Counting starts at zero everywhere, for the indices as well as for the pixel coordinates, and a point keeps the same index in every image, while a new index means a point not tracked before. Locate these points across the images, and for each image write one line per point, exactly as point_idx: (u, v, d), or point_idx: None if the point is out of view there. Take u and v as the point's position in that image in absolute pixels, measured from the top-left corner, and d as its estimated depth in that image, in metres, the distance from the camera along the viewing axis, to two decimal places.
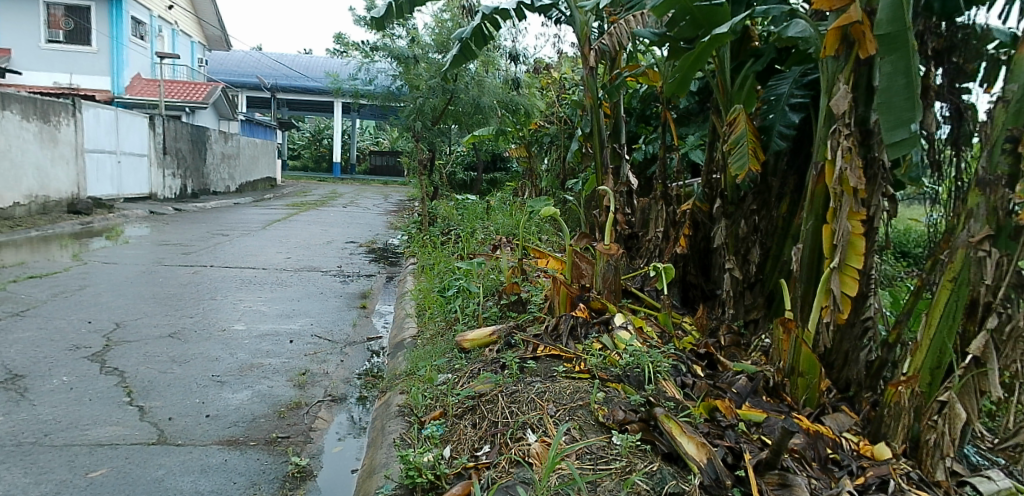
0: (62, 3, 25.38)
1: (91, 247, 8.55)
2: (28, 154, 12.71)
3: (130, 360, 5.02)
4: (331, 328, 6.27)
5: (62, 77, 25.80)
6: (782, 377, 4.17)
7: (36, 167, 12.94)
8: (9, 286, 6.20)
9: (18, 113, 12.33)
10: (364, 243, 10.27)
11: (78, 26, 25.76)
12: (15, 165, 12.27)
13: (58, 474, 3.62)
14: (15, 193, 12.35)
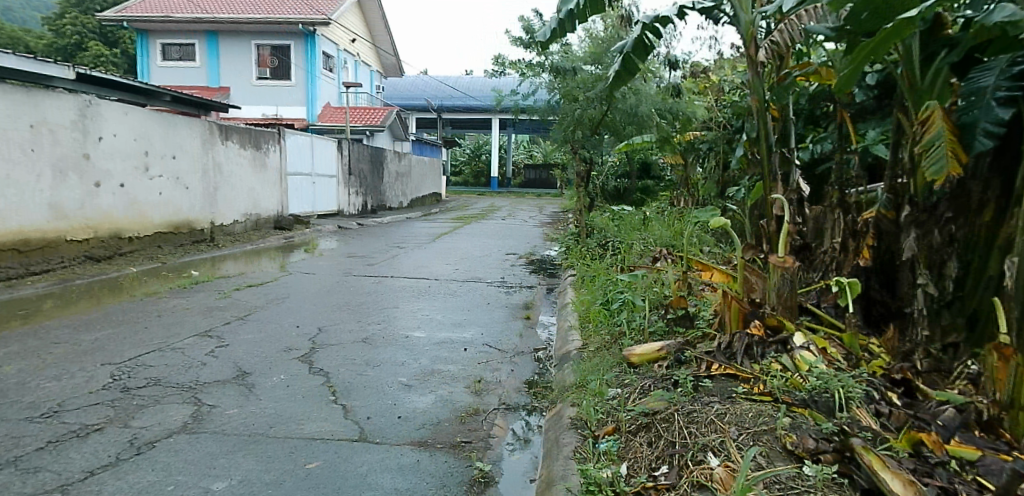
0: (269, 44, 28.78)
1: (293, 259, 9.66)
2: (244, 178, 14.59)
3: (332, 362, 5.56)
4: (500, 337, 6.50)
5: (269, 109, 29.27)
6: (999, 411, 3.48)
7: (249, 189, 14.83)
8: (234, 293, 7.16)
9: (237, 143, 14.21)
10: (523, 255, 10.58)
11: (281, 63, 29.07)
12: (234, 187, 14.14)
13: (283, 464, 4.07)
14: (235, 213, 14.29)
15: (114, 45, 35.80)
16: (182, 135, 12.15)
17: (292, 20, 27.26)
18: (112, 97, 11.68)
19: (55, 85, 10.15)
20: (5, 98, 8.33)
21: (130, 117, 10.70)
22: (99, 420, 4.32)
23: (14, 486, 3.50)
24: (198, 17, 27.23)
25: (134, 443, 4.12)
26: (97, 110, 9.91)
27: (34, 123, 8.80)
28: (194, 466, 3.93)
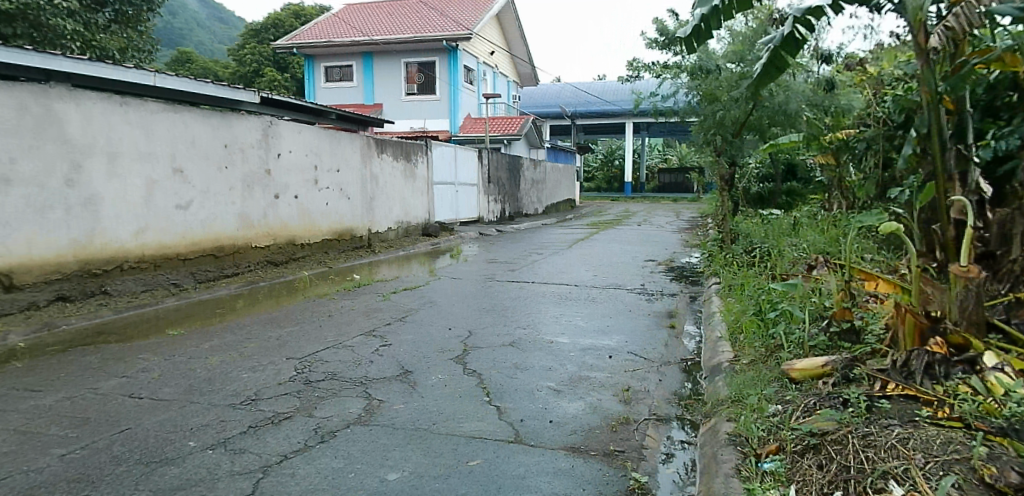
0: (417, 61, 29.43)
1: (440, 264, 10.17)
2: (398, 188, 14.81)
3: (484, 364, 5.75)
4: (645, 345, 6.38)
5: (416, 122, 30.09)
6: None
7: (402, 199, 15.05)
8: (392, 296, 7.66)
9: (392, 154, 14.43)
10: (663, 262, 10.35)
11: (427, 78, 29.69)
12: (390, 197, 14.39)
13: (447, 460, 4.24)
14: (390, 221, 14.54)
15: (282, 68, 36.70)
16: (347, 148, 12.47)
17: (439, 38, 27.79)
18: (286, 117, 12.23)
19: (244, 108, 10.67)
20: (206, 122, 9.01)
21: (303, 135, 11.10)
22: (288, 409, 4.78)
23: (225, 464, 3.97)
24: (356, 41, 28.46)
25: (318, 432, 4.51)
26: (277, 129, 10.38)
27: (228, 143, 9.41)
28: (369, 457, 4.21)
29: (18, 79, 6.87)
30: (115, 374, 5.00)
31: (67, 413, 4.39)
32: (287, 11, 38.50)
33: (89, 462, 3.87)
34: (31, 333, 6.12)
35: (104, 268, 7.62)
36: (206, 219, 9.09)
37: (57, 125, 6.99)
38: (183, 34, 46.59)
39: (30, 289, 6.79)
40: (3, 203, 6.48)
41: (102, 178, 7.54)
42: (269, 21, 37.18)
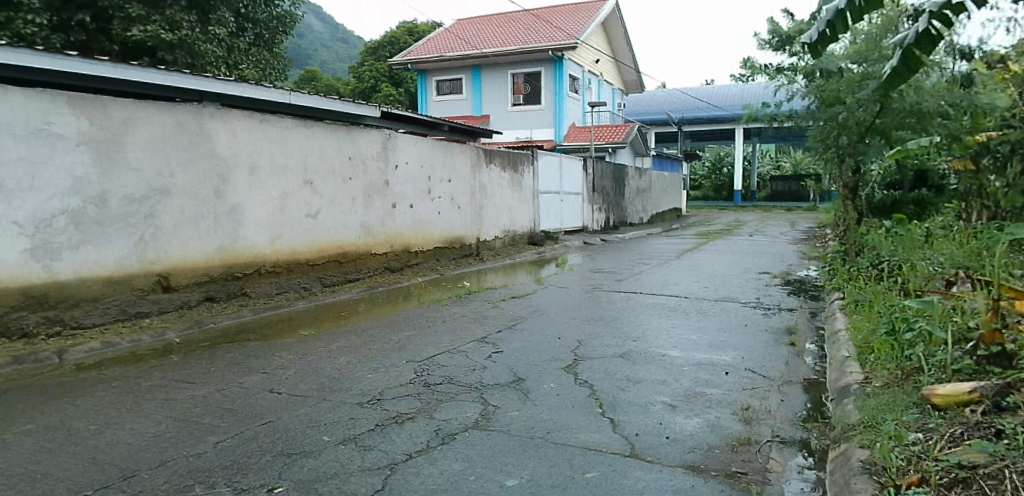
0: (523, 71, 27.70)
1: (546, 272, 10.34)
2: (507, 197, 14.60)
3: (596, 375, 5.71)
4: (763, 363, 6.10)
5: (523, 133, 28.33)
6: None
7: (511, 207, 14.83)
8: (501, 303, 7.82)
9: (500, 164, 14.25)
10: (779, 275, 9.88)
11: (535, 88, 27.88)
12: (499, 206, 14.20)
13: (565, 470, 4.20)
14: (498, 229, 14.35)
15: (398, 85, 35.27)
16: (459, 158, 12.41)
17: (544, 44, 24.94)
18: (403, 129, 11.04)
19: (365, 122, 10.05)
20: (332, 135, 9.10)
21: (416, 147, 10.92)
22: (411, 409, 4.98)
23: (356, 460, 4.18)
24: (464, 54, 27.16)
25: (438, 433, 4.66)
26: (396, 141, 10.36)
27: (351, 156, 9.47)
28: (489, 463, 4.27)
29: (175, 101, 7.39)
30: (257, 370, 5.40)
31: (218, 404, 4.80)
32: (401, 29, 36.92)
33: (238, 449, 4.21)
34: (184, 330, 6.62)
35: (242, 272, 7.86)
36: (330, 227, 9.18)
37: (207, 141, 7.33)
38: (318, 52, 45.84)
39: (182, 289, 7.16)
40: (161, 211, 6.84)
41: (242, 188, 7.83)
42: (383, 41, 36.30)
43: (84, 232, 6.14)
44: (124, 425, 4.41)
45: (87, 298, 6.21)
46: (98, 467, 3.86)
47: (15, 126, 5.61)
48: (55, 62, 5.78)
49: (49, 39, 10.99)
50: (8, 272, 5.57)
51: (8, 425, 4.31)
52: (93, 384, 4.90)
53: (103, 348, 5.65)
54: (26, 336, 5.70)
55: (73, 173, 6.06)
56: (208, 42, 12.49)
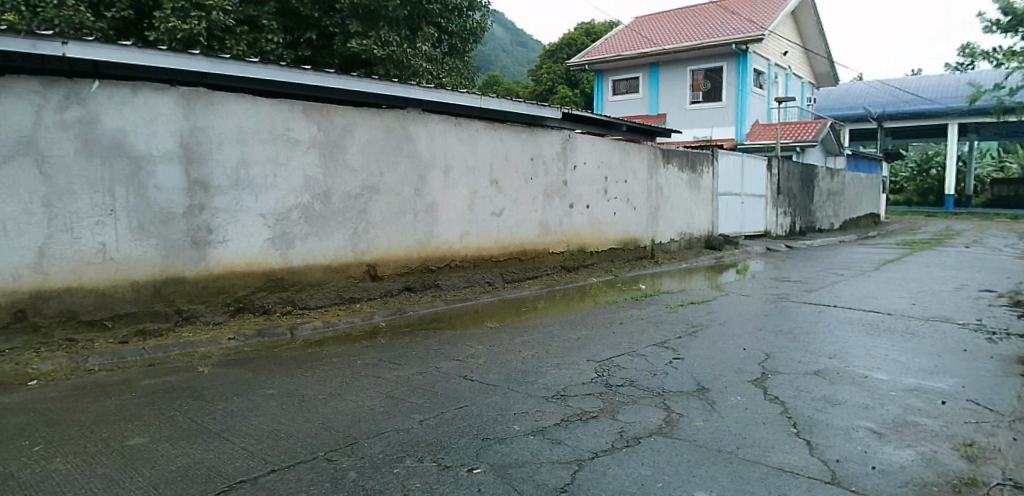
0: (707, 67, 22.18)
1: (726, 278, 9.81)
2: (706, 188, 13.02)
3: (786, 393, 5.32)
4: (993, 395, 5.27)
5: (701, 130, 22.69)
6: None
7: (711, 198, 13.23)
8: (679, 308, 7.70)
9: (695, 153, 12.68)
10: (1006, 294, 8.57)
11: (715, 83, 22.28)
12: (699, 199, 12.72)
13: (756, 489, 3.74)
14: (700, 224, 12.91)
15: (574, 86, 32.85)
16: (652, 150, 11.08)
17: (728, 41, 20.81)
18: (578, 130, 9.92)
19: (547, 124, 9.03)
20: (517, 136, 8.35)
21: (598, 147, 9.78)
22: (594, 408, 5.01)
23: (546, 453, 4.23)
24: (640, 53, 22.48)
25: (625, 435, 4.55)
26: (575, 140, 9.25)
27: (535, 156, 8.66)
28: (673, 471, 3.99)
29: (382, 107, 6.93)
30: (452, 357, 5.77)
31: (420, 385, 5.20)
32: (579, 31, 33.71)
33: (441, 428, 4.53)
34: (389, 315, 6.60)
35: (438, 265, 7.54)
36: (523, 225, 8.57)
37: (412, 144, 7.09)
38: (497, 58, 47.03)
39: (387, 279, 7.00)
40: (372, 207, 6.76)
41: (440, 186, 7.46)
42: (561, 42, 33.50)
43: (314, 224, 6.29)
44: (346, 398, 4.90)
45: (310, 282, 6.33)
46: (327, 431, 4.34)
47: (261, 131, 5.87)
48: (286, 76, 5.90)
49: (283, 55, 9.91)
50: (256, 256, 5.91)
51: (255, 389, 4.84)
52: (317, 358, 5.47)
53: (325, 326, 6.06)
54: (266, 312, 5.98)
55: (305, 172, 6.20)
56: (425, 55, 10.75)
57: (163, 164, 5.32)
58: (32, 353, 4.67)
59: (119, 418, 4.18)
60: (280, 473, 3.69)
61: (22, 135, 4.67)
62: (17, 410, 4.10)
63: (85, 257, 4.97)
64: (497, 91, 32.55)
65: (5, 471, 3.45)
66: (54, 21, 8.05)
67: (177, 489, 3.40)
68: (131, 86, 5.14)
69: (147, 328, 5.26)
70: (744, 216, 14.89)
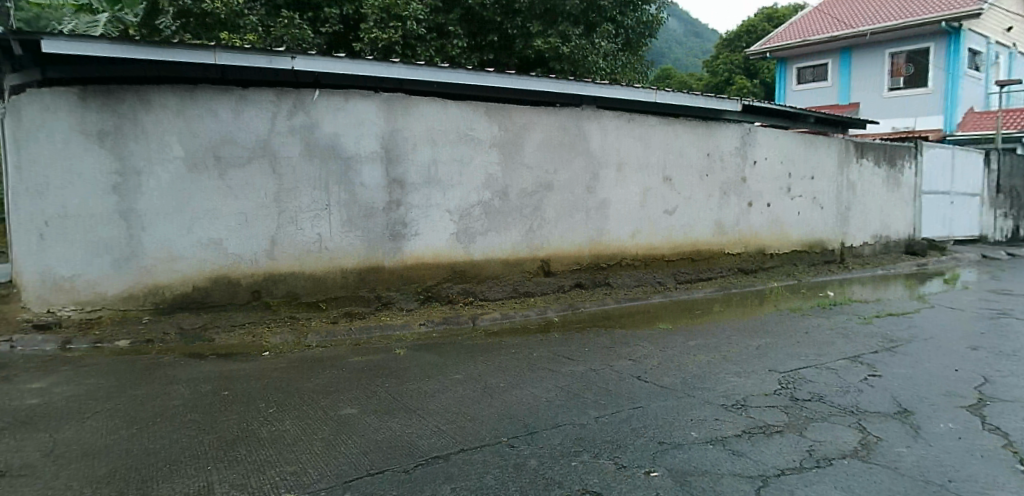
0: (908, 49, 19.67)
1: (930, 289, 8.67)
2: (908, 186, 11.64)
3: (1012, 423, 4.41)
4: None
5: (901, 120, 20.16)
6: None
7: (913, 195, 11.79)
8: (874, 320, 7.00)
9: (898, 147, 11.36)
10: None
11: (919, 66, 19.65)
12: (899, 198, 11.41)
13: None
14: (899, 227, 11.56)
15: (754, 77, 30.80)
16: (843, 144, 10.12)
17: (932, 18, 18.38)
18: (760, 123, 9.28)
19: (726, 117, 8.56)
20: (692, 131, 8.07)
21: (781, 140, 9.14)
22: (779, 423, 4.50)
23: (725, 464, 3.80)
24: (828, 37, 20.60)
25: (812, 455, 3.93)
26: (755, 135, 8.75)
27: (711, 151, 8.32)
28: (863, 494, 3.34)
29: (556, 105, 7.03)
30: (624, 355, 5.76)
31: (595, 382, 5.21)
32: (760, 16, 31.67)
33: (616, 425, 4.42)
34: (562, 310, 6.71)
35: (608, 263, 7.54)
36: (694, 225, 8.28)
37: (586, 141, 7.18)
38: (671, 49, 46.14)
39: (559, 275, 7.15)
40: (546, 204, 6.95)
41: (612, 183, 7.47)
42: (740, 30, 31.57)
43: (493, 220, 6.62)
44: (524, 387, 5.07)
45: (489, 275, 6.67)
46: (507, 418, 4.50)
47: (449, 132, 6.26)
48: (473, 79, 6.17)
49: (468, 59, 10.29)
50: (442, 249, 6.35)
51: (445, 373, 5.19)
52: (497, 347, 5.71)
53: (503, 317, 6.33)
54: (450, 301, 6.38)
55: (486, 170, 6.53)
56: (603, 51, 10.66)
57: (368, 163, 5.88)
58: (265, 326, 5.46)
59: (334, 389, 4.73)
60: (468, 452, 3.89)
61: (262, 140, 5.45)
62: (257, 374, 4.80)
63: (304, 246, 5.68)
64: (668, 84, 31.59)
65: (252, 426, 4.09)
66: (283, 38, 9.05)
67: (381, 458, 3.74)
68: (343, 94, 5.75)
69: (352, 311, 5.87)
70: (954, 220, 13.11)
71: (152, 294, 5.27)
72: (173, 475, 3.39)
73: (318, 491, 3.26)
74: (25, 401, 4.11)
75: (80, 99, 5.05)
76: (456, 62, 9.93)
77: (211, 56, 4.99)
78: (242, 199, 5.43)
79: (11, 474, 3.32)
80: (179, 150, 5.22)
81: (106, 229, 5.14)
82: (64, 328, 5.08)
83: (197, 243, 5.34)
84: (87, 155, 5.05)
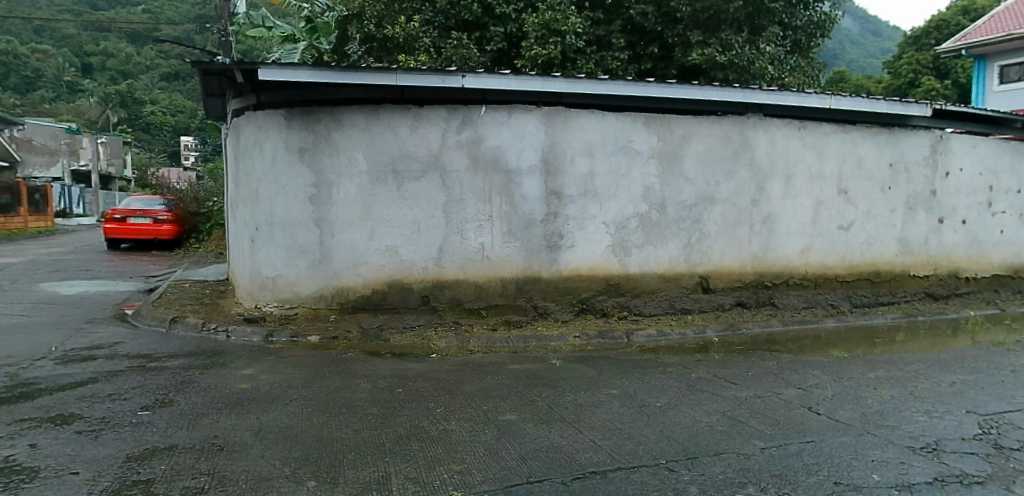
0: None
1: None
2: None
3: None
4: None
5: None
6: None
7: None
8: None
9: None
10: None
11: None
12: None
13: None
14: None
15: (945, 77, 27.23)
16: None
17: None
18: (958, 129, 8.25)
19: (913, 123, 7.72)
20: (872, 139, 7.49)
21: (981, 148, 8.10)
22: (982, 474, 3.67)
23: None
24: None
25: None
26: (948, 143, 7.87)
27: (893, 161, 7.64)
28: None
29: (718, 113, 6.87)
30: (791, 384, 5.28)
31: (760, 410, 4.73)
32: (954, 10, 28.16)
33: (787, 461, 3.85)
34: (722, 330, 6.47)
35: (774, 282, 7.22)
36: (872, 245, 7.64)
37: (751, 151, 7.00)
38: (846, 52, 42.39)
39: (718, 293, 6.97)
40: (707, 218, 6.87)
41: (780, 195, 7.19)
42: (929, 25, 28.39)
43: (650, 233, 6.67)
44: (685, 408, 4.73)
45: (646, 290, 6.69)
46: (666, 439, 4.16)
47: (606, 144, 6.43)
48: (632, 90, 6.24)
49: (627, 70, 10.24)
50: (599, 261, 6.51)
51: (601, 387, 5.07)
52: (654, 365, 5.54)
53: (658, 335, 6.20)
54: (605, 315, 6.46)
55: (644, 182, 6.61)
56: (769, 55, 10.07)
57: (530, 175, 6.24)
58: (433, 328, 5.91)
59: (496, 395, 4.82)
60: (627, 472, 3.63)
61: (434, 154, 6.00)
62: (425, 374, 5.09)
63: (469, 255, 6.13)
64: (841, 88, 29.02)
65: (422, 423, 4.28)
66: (451, 58, 9.59)
67: (540, 468, 3.65)
68: (508, 109, 6.13)
69: (510, 319, 6.16)
70: None
71: (338, 295, 5.98)
72: (356, 462, 3.65)
73: (484, 493, 3.29)
74: (237, 385, 4.72)
75: (287, 119, 5.85)
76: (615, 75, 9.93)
77: (393, 78, 5.58)
78: (415, 210, 6.01)
79: (228, 449, 3.75)
80: (363, 165, 5.88)
81: (303, 235, 5.91)
82: (268, 322, 5.93)
83: (377, 249, 5.97)
84: (292, 172, 5.83)
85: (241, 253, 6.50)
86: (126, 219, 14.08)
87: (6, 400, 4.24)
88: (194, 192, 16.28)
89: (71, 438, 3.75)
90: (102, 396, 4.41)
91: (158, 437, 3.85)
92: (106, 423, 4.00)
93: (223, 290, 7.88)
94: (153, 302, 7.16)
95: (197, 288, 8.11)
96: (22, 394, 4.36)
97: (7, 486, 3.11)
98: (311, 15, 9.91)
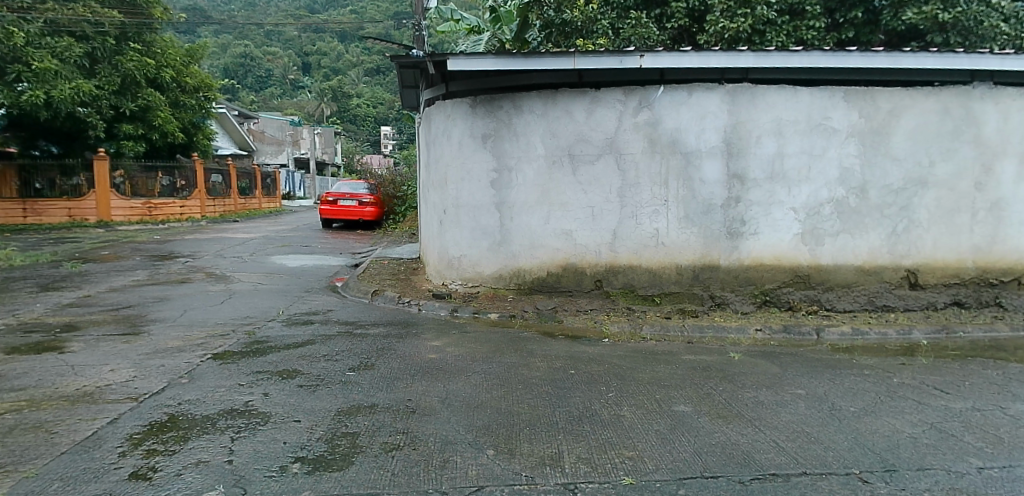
0: None
1: None
2: None
3: None
4: None
5: None
6: None
7: None
8: None
9: None
10: None
11: None
12: None
13: None
14: None
15: None
16: None
17: None
18: None
19: None
20: None
21: None
22: None
23: None
24: None
25: None
26: None
27: None
28: None
29: (935, 84, 6.08)
30: (1018, 398, 4.29)
31: (979, 425, 3.82)
32: None
33: (1016, 486, 3.02)
34: (932, 333, 5.81)
35: (1002, 279, 6.31)
36: None
37: (976, 127, 6.11)
38: None
39: (929, 290, 6.26)
40: (919, 204, 6.17)
41: (1014, 179, 6.21)
42: None
43: (848, 220, 6.18)
44: (885, 416, 3.97)
45: (841, 283, 6.24)
46: (860, 448, 3.47)
47: (799, 122, 6.07)
48: (830, 61, 5.74)
49: (825, 40, 9.30)
50: (785, 251, 6.22)
51: (784, 386, 4.56)
52: (848, 366, 5.00)
53: (854, 334, 5.75)
54: (791, 308, 6.20)
55: (842, 163, 6.12)
56: (1003, 11, 8.77)
57: (709, 158, 6.16)
58: (606, 312, 6.24)
59: (669, 384, 4.57)
60: (814, 478, 3.10)
61: (610, 137, 6.26)
62: (599, 358, 5.14)
63: (643, 239, 6.31)
64: None
65: (594, 406, 4.10)
66: (631, 38, 9.48)
67: (716, 463, 3.27)
68: (688, 88, 6.10)
69: (685, 308, 6.22)
70: None
71: (516, 277, 6.63)
72: (530, 435, 3.63)
73: (656, 483, 3.02)
74: (427, 354, 5.17)
75: (472, 107, 6.59)
76: (811, 45, 9.10)
77: (572, 62, 5.75)
78: (589, 194, 6.36)
79: (419, 412, 3.96)
80: (541, 149, 6.39)
81: (486, 218, 6.66)
82: (453, 298, 6.74)
83: (553, 233, 6.47)
84: (476, 156, 6.61)
85: (432, 234, 7.47)
86: (337, 202, 16.24)
87: (248, 354, 5.06)
88: (393, 177, 17.86)
89: (295, 390, 4.29)
90: (319, 356, 5.06)
91: (361, 396, 4.22)
92: (321, 380, 4.52)
93: (416, 267, 8.68)
94: (358, 276, 8.15)
95: (394, 264, 9.06)
96: (258, 350, 5.17)
97: (248, 426, 3.62)
98: (496, 6, 10.90)
